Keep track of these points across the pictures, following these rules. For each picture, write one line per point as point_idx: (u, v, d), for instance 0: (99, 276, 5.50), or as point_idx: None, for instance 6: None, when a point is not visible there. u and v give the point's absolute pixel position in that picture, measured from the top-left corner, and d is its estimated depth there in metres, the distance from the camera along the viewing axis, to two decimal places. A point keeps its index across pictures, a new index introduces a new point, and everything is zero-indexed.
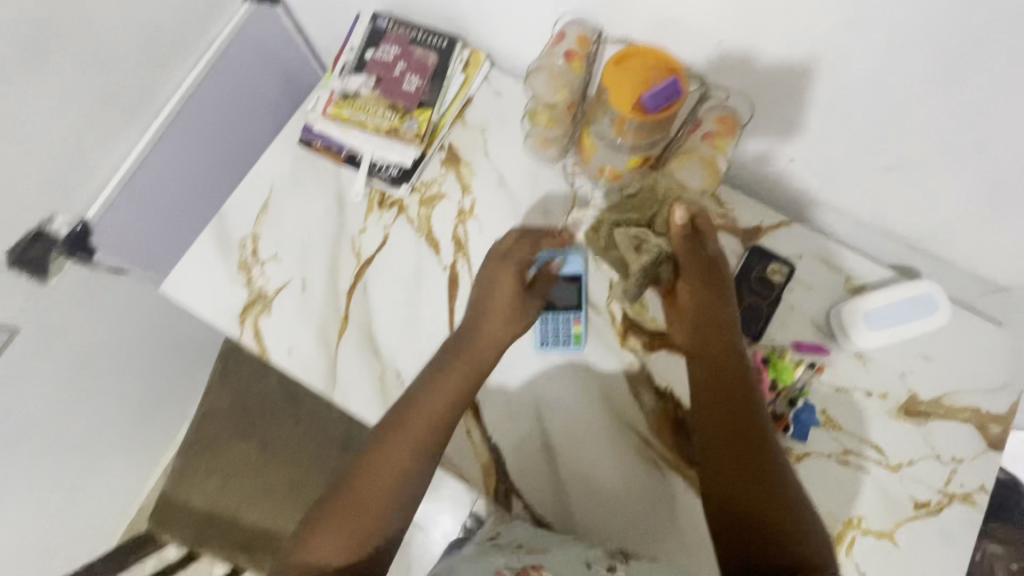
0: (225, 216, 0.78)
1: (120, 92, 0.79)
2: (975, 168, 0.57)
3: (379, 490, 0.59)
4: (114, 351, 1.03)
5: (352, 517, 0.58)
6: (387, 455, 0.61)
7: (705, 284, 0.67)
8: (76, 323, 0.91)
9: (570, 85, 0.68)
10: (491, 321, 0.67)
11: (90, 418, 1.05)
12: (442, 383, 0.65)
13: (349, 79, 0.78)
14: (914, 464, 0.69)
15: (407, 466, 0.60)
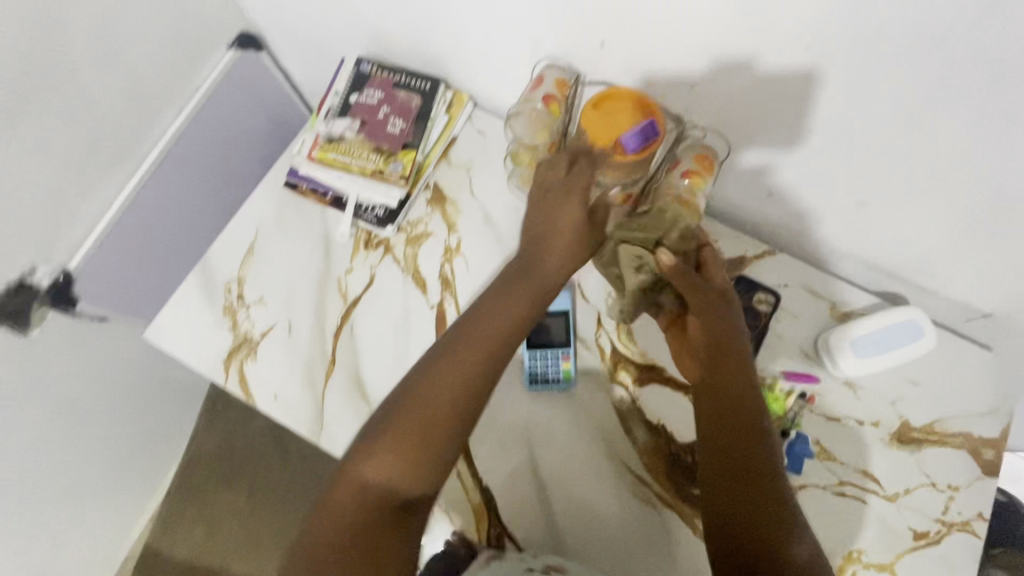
0: (210, 260, 0.78)
1: (103, 139, 0.80)
2: (944, 199, 0.59)
3: (433, 419, 0.52)
4: (97, 398, 1.01)
5: (415, 438, 0.52)
6: (444, 378, 0.54)
7: (708, 309, 0.62)
8: (56, 373, 0.90)
9: (550, 128, 0.69)
10: (555, 249, 0.63)
11: (72, 470, 1.02)
12: (502, 306, 0.59)
13: (334, 122, 0.79)
14: (911, 493, 0.68)
15: (467, 389, 0.54)
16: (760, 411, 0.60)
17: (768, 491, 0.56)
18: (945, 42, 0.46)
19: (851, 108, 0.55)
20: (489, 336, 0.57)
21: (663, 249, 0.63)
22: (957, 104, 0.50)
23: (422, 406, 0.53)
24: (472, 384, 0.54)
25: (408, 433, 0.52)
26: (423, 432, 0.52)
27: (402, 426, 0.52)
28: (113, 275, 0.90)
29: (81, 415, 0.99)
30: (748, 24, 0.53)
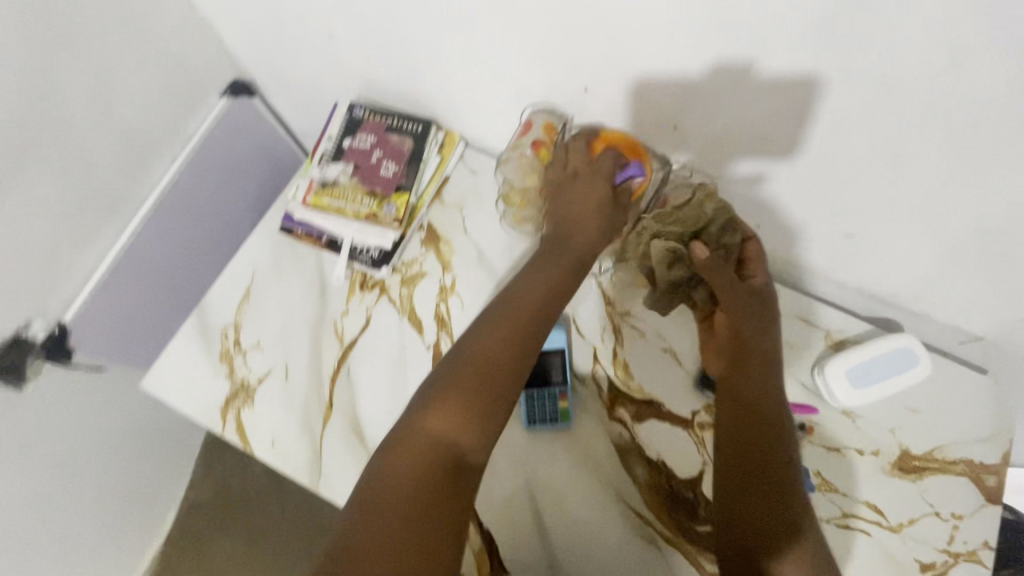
0: (206, 307, 0.79)
1: (95, 191, 0.81)
2: (927, 233, 0.60)
3: (489, 376, 0.55)
4: (91, 446, 1.00)
5: (469, 392, 0.54)
6: (499, 337, 0.58)
7: (744, 306, 0.67)
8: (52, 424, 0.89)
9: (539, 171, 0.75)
10: (585, 219, 0.66)
11: (68, 520, 1.01)
12: (545, 276, 0.63)
13: (327, 167, 0.80)
14: (915, 523, 0.68)
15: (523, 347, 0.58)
16: (779, 412, 0.64)
17: (778, 487, 0.60)
18: (913, 88, 0.47)
19: (829, 148, 0.56)
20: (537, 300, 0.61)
21: (697, 243, 0.66)
22: (931, 145, 0.51)
23: (478, 363, 0.56)
24: (526, 342, 0.58)
25: (464, 390, 0.55)
26: (480, 386, 0.55)
27: (458, 386, 0.55)
28: (109, 323, 0.91)
29: (75, 464, 0.98)
30: (722, 73, 0.54)
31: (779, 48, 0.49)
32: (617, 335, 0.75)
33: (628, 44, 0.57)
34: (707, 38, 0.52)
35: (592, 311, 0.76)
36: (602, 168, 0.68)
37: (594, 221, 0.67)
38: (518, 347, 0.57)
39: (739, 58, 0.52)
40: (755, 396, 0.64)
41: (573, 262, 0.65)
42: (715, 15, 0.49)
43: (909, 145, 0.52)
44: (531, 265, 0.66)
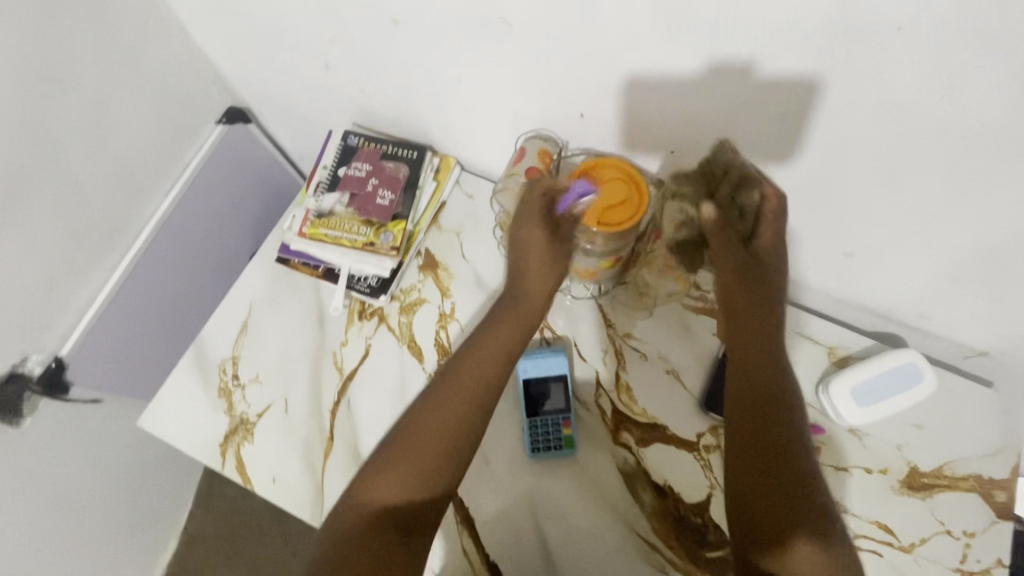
0: (204, 342, 0.78)
1: (91, 227, 0.80)
2: (928, 251, 0.60)
3: (434, 445, 0.59)
4: (90, 481, 0.99)
5: (410, 461, 0.58)
6: (449, 400, 0.61)
7: (749, 279, 0.62)
8: (48, 462, 0.88)
9: None
10: (533, 274, 0.67)
11: (67, 559, 0.99)
12: (496, 331, 0.65)
13: (324, 197, 0.80)
14: (926, 543, 0.67)
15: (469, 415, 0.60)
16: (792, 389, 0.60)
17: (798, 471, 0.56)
18: (911, 114, 0.47)
19: (827, 171, 0.56)
20: (486, 366, 0.63)
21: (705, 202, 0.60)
22: (930, 167, 0.51)
23: (423, 433, 0.59)
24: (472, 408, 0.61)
25: (409, 460, 0.58)
26: (423, 455, 0.58)
27: (405, 456, 0.58)
28: (106, 357, 0.90)
29: (73, 502, 0.96)
30: (718, 98, 0.54)
31: (775, 75, 0.49)
32: (619, 358, 0.75)
33: (623, 73, 0.57)
34: (703, 67, 0.52)
35: (592, 334, 0.76)
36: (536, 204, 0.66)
37: (539, 273, 0.67)
38: (464, 416, 0.60)
39: (738, 66, 0.50)
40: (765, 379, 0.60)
41: (521, 318, 0.66)
42: (710, 44, 0.49)
43: (908, 170, 0.52)
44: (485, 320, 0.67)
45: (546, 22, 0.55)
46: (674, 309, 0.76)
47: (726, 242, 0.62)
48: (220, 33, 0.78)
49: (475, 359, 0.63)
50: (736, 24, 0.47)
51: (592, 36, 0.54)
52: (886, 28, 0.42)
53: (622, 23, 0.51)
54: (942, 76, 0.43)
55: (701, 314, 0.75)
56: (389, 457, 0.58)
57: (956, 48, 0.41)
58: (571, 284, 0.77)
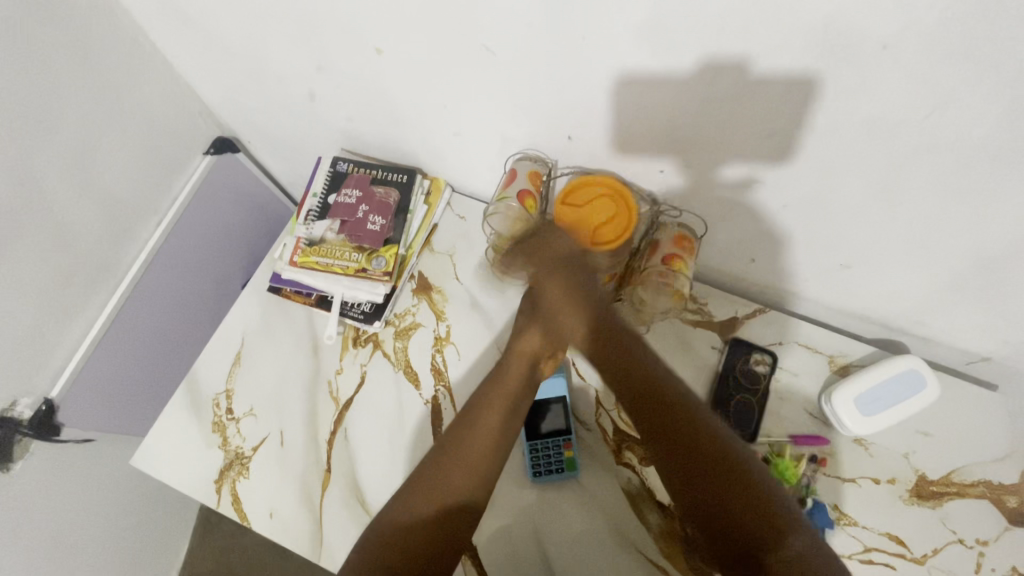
0: (197, 376, 0.77)
1: (79, 265, 0.80)
2: (924, 260, 0.60)
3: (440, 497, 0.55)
4: (84, 521, 0.97)
5: (438, 483, 0.56)
6: (462, 453, 0.58)
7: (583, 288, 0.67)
8: (41, 505, 0.86)
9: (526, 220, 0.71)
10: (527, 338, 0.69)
11: None
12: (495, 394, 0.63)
13: (314, 225, 0.79)
14: (939, 553, 0.66)
15: (479, 460, 0.58)
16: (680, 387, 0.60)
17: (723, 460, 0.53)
18: (899, 127, 0.47)
19: (818, 185, 0.56)
20: (491, 422, 0.61)
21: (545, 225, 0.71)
22: (921, 181, 0.51)
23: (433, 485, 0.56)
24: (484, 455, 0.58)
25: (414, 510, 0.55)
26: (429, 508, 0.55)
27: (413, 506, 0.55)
28: (98, 395, 0.88)
29: (67, 546, 0.94)
30: (705, 117, 0.54)
31: (762, 94, 0.49)
32: None
33: (613, 98, 0.57)
34: (689, 87, 0.52)
35: None
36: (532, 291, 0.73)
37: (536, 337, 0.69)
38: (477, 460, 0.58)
39: (730, 63, 0.48)
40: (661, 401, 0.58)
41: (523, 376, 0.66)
42: (695, 69, 0.50)
43: (900, 183, 0.52)
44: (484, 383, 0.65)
45: (529, 47, 0.55)
46: (672, 325, 0.77)
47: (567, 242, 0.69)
48: (207, 66, 0.78)
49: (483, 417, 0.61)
50: (721, 47, 0.47)
51: (577, 60, 0.54)
52: (872, 46, 0.42)
53: (607, 47, 0.51)
54: (930, 93, 0.43)
55: (698, 328, 0.76)
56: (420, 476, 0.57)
57: (945, 66, 0.41)
58: None
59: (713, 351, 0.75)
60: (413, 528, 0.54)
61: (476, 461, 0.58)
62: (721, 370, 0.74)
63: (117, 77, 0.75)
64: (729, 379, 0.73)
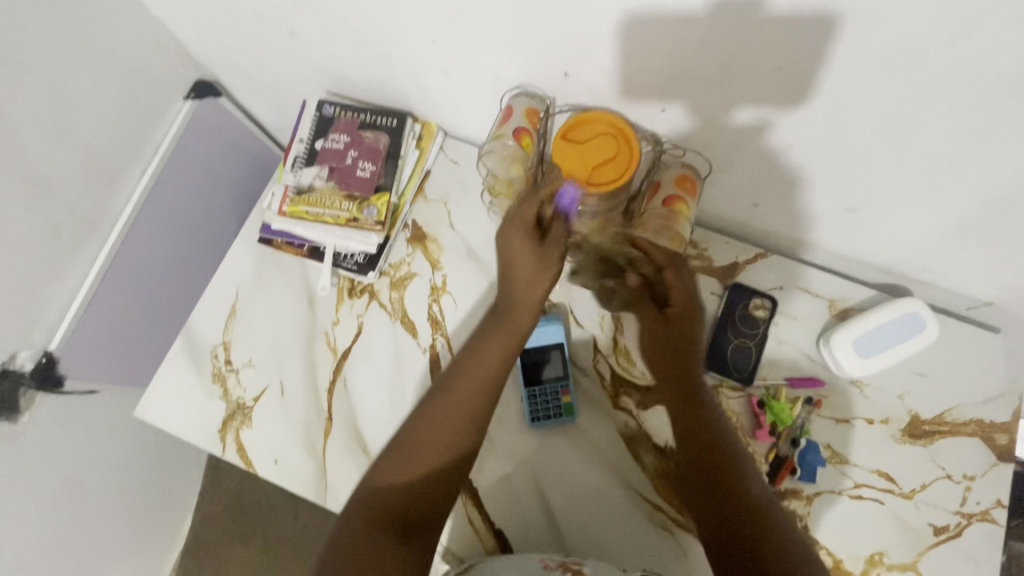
0: (193, 329, 0.77)
1: (63, 221, 0.77)
2: (932, 204, 0.58)
3: (438, 440, 0.55)
4: (98, 467, 0.99)
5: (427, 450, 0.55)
6: (459, 396, 0.57)
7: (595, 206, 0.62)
8: (51, 452, 0.88)
9: (523, 161, 0.67)
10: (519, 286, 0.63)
11: (85, 542, 1.01)
12: (494, 339, 0.61)
13: (302, 172, 0.76)
14: (927, 488, 0.67)
15: (476, 404, 0.57)
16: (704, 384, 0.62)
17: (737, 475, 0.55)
18: (916, 63, 0.44)
19: (827, 124, 0.53)
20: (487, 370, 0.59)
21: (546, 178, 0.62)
22: (935, 119, 0.48)
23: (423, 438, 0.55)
24: (472, 396, 0.58)
25: (414, 463, 0.54)
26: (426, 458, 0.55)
27: (415, 458, 0.55)
28: (98, 348, 0.88)
29: (83, 490, 0.97)
30: (710, 52, 0.50)
31: (771, 27, 0.46)
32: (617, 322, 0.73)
33: (617, 35, 0.53)
34: (693, 20, 0.48)
35: (591, 299, 0.74)
36: (674, 299, 0.66)
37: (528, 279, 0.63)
38: (465, 403, 0.57)
39: None
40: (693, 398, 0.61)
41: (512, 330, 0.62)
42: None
43: (914, 121, 0.49)
44: (477, 332, 0.63)
45: None
46: None
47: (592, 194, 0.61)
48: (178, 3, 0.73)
49: (471, 362, 0.60)
50: None
51: None
52: None
53: None
54: (954, 19, 0.40)
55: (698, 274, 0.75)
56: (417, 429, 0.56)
57: None
58: None
59: (713, 297, 0.74)
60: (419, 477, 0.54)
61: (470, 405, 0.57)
62: (721, 316, 0.73)
63: (83, 15, 0.69)
64: (729, 323, 0.73)
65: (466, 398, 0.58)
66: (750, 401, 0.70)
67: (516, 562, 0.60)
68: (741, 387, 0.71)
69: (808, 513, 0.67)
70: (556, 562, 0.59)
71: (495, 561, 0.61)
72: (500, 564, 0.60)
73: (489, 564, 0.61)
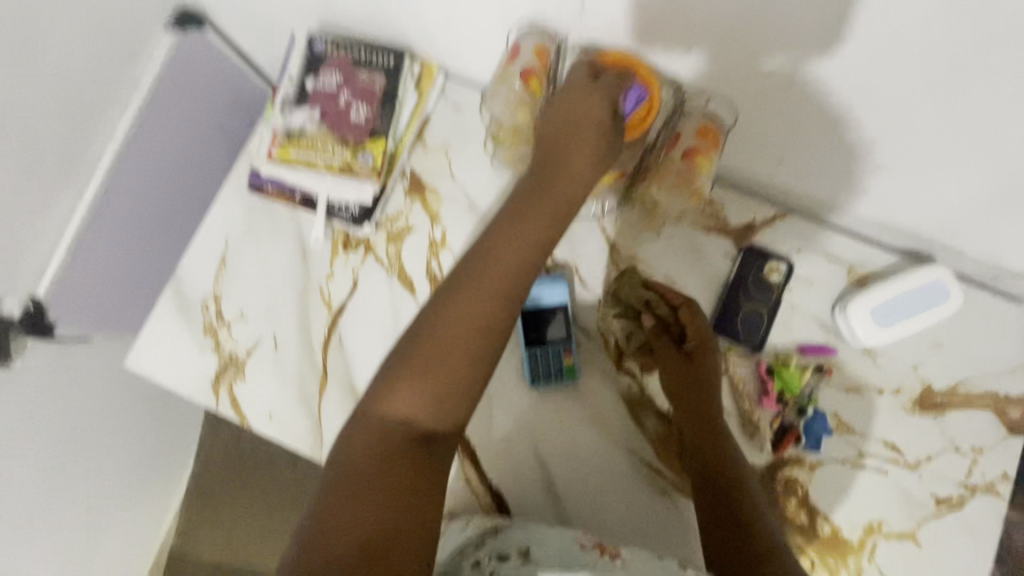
0: (182, 280, 0.73)
1: (41, 160, 0.72)
2: (977, 162, 0.53)
3: (471, 331, 0.50)
4: (100, 412, 0.97)
5: (444, 351, 0.49)
6: (490, 273, 0.51)
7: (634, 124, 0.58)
8: (50, 395, 0.86)
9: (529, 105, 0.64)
10: (565, 167, 0.56)
11: (96, 484, 1.00)
12: (534, 217, 0.54)
13: (292, 114, 0.71)
14: (932, 459, 0.66)
15: (510, 284, 0.51)
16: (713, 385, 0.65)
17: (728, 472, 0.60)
18: None
19: (877, 68, 0.47)
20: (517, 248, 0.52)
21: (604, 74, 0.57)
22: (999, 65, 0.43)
23: (455, 331, 0.50)
24: (507, 284, 0.51)
25: (437, 350, 0.49)
26: (457, 351, 0.49)
27: (444, 341, 0.49)
28: (89, 296, 0.85)
29: (87, 435, 0.96)
30: None
31: None
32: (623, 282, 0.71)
33: None
34: None
35: (596, 258, 0.71)
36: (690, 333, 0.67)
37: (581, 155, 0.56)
38: (501, 292, 0.51)
39: None
40: (701, 399, 0.64)
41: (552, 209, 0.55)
42: None
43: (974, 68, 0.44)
44: (507, 212, 0.55)
45: None
46: (683, 229, 0.71)
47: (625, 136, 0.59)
48: None
49: (501, 250, 0.53)
50: None
51: None
52: None
53: None
54: None
55: (712, 235, 0.71)
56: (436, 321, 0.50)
57: None
58: None
59: (727, 259, 0.71)
60: (447, 359, 0.49)
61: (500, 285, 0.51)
62: (734, 279, 0.70)
63: None
64: (742, 286, 0.69)
65: (501, 271, 0.51)
66: (758, 367, 0.67)
67: (546, 534, 0.56)
68: (748, 353, 0.68)
69: (809, 481, 0.66)
70: (593, 542, 0.55)
71: (523, 530, 0.57)
72: (530, 535, 0.55)
73: (518, 531, 0.56)
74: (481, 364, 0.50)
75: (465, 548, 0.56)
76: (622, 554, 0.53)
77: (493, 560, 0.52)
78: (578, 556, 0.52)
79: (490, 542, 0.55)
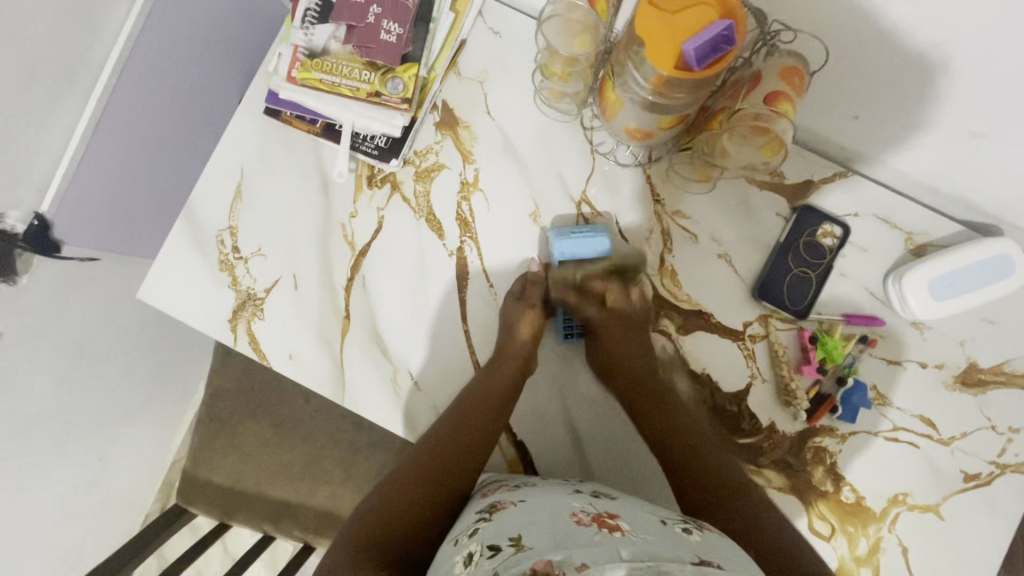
0: (195, 208, 0.69)
1: (43, 59, 0.64)
2: None
3: (419, 484, 0.56)
4: (115, 333, 0.94)
5: (389, 503, 0.55)
6: (445, 457, 0.59)
7: (684, 87, 0.49)
8: (63, 314, 0.80)
9: (592, 29, 0.58)
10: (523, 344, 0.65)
11: (110, 401, 0.98)
12: (488, 396, 0.63)
13: (315, 31, 0.64)
14: (967, 436, 0.65)
15: (450, 457, 0.59)
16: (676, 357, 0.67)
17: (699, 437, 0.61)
18: None
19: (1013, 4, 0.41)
20: (466, 434, 0.61)
21: (630, 44, 0.51)
22: None
23: (397, 488, 0.56)
24: (453, 453, 0.59)
25: (396, 498, 0.55)
26: (401, 503, 0.55)
27: (393, 496, 0.55)
28: (97, 215, 0.79)
29: (103, 356, 0.93)
30: None
31: None
32: (666, 238, 0.67)
33: None
34: None
35: (639, 211, 0.67)
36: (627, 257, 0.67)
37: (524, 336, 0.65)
38: (445, 455, 0.59)
39: None
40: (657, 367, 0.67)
41: (499, 395, 0.63)
42: None
43: None
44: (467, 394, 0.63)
45: None
46: (736, 184, 0.66)
47: (666, 104, 0.52)
48: None
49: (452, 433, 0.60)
50: None
51: None
52: None
53: None
54: None
55: (767, 191, 0.66)
56: (391, 480, 0.57)
57: None
58: (617, 147, 0.67)
59: (779, 221, 0.66)
60: (396, 500, 0.55)
61: (446, 455, 0.59)
62: (785, 242, 0.66)
63: None
64: (792, 249, 0.65)
65: (441, 449, 0.59)
66: (799, 335, 0.65)
67: (542, 518, 0.47)
68: (792, 320, 0.65)
69: (838, 451, 0.65)
70: (589, 515, 0.47)
71: (521, 512, 0.49)
72: (524, 523, 0.47)
73: (512, 520, 0.48)
74: (429, 511, 0.55)
75: (456, 542, 0.49)
76: (622, 527, 0.46)
77: (484, 554, 0.44)
78: (574, 534, 0.44)
79: (484, 530, 0.48)
